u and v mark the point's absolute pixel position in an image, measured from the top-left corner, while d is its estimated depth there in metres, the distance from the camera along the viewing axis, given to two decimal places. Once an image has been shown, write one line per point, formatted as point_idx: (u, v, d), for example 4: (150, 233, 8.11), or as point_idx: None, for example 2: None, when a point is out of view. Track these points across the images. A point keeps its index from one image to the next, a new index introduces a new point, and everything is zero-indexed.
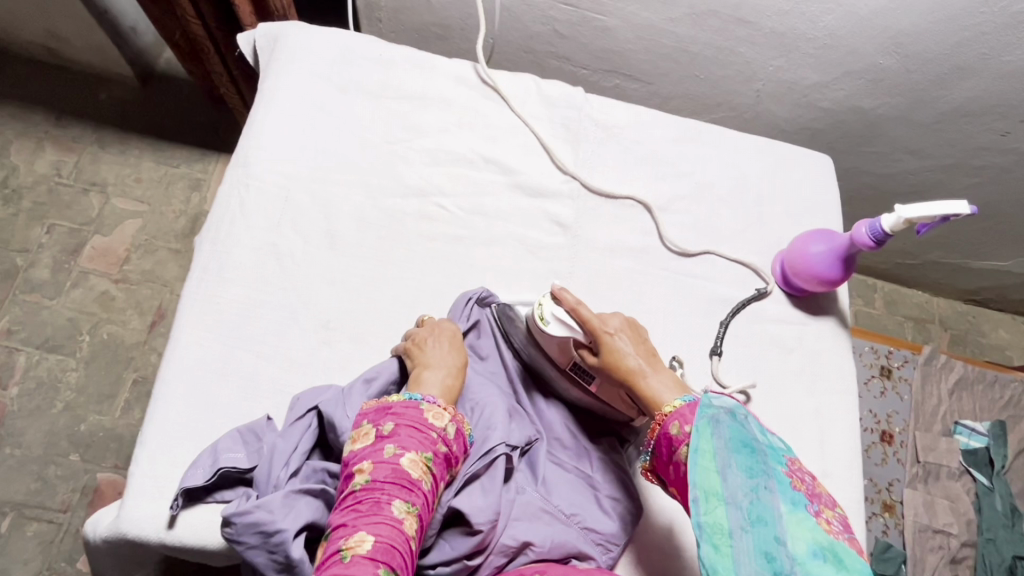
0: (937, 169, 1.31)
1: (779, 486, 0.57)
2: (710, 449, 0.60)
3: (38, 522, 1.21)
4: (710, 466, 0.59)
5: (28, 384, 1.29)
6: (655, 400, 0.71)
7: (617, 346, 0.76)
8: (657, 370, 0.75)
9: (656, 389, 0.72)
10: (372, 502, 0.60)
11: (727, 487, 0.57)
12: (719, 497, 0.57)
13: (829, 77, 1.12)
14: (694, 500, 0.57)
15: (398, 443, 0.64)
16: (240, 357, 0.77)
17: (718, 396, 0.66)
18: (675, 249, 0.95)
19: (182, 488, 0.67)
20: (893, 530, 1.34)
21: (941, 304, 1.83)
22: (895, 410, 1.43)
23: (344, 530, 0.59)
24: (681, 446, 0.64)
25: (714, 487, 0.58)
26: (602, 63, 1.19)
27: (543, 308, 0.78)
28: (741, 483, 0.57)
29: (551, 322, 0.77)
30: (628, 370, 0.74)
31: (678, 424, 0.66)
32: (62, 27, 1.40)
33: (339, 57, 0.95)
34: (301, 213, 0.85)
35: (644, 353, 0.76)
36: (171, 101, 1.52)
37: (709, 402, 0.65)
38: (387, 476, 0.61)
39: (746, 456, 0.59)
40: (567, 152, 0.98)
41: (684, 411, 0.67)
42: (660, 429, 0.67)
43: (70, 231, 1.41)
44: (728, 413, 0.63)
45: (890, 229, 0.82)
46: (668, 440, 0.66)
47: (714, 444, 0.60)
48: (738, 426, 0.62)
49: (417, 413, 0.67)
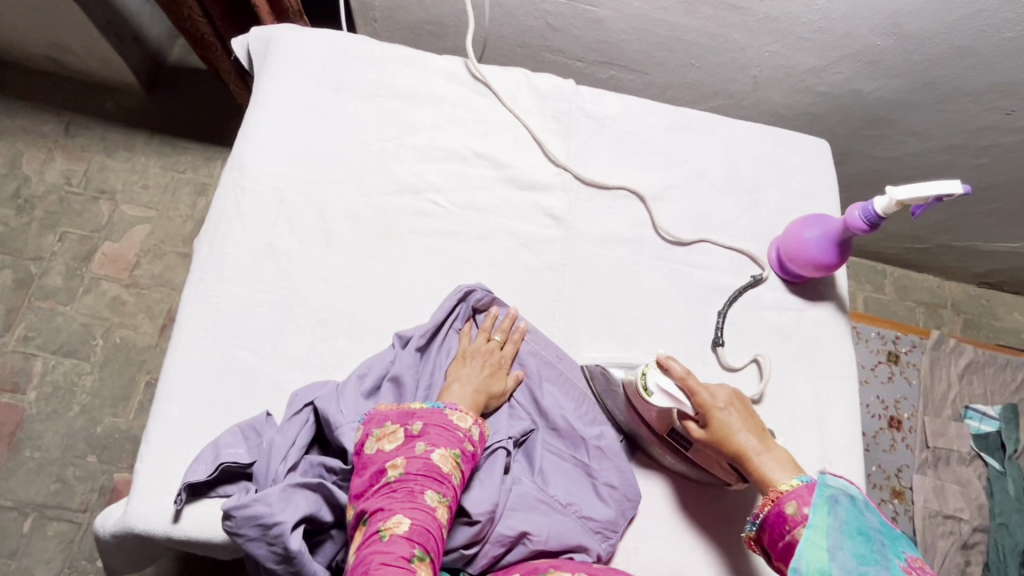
0: (940, 150, 1.29)
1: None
2: (823, 527, 0.60)
3: (59, 522, 1.24)
4: (820, 544, 0.59)
5: (46, 388, 1.32)
6: (767, 479, 0.70)
7: (728, 422, 0.73)
8: (770, 448, 0.72)
9: (769, 468, 0.71)
10: (406, 491, 0.61)
11: (834, 567, 0.57)
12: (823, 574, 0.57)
13: (826, 60, 1.11)
14: (795, 569, 0.58)
15: (429, 441, 0.65)
16: (239, 355, 0.78)
17: (836, 477, 0.66)
18: (669, 238, 0.95)
19: (184, 483, 0.69)
20: (902, 516, 1.34)
21: (951, 288, 1.80)
22: (903, 395, 1.43)
23: (382, 514, 0.60)
24: (797, 527, 0.64)
25: (821, 564, 0.58)
26: (596, 54, 1.19)
27: (646, 378, 0.78)
28: (850, 566, 0.56)
29: (655, 393, 0.77)
30: (738, 447, 0.73)
31: (795, 504, 0.65)
32: (67, 38, 1.42)
33: (331, 57, 0.96)
34: (296, 213, 0.87)
35: (756, 426, 0.74)
36: (174, 108, 1.55)
37: (826, 482, 0.65)
38: (420, 468, 0.63)
39: (860, 542, 0.58)
40: (559, 145, 0.98)
41: (802, 491, 0.66)
42: (773, 506, 0.67)
43: (81, 238, 1.44)
44: (847, 497, 0.63)
45: (882, 211, 0.81)
46: (782, 519, 0.66)
47: (829, 523, 0.61)
48: (857, 513, 0.61)
49: (443, 415, 0.68)
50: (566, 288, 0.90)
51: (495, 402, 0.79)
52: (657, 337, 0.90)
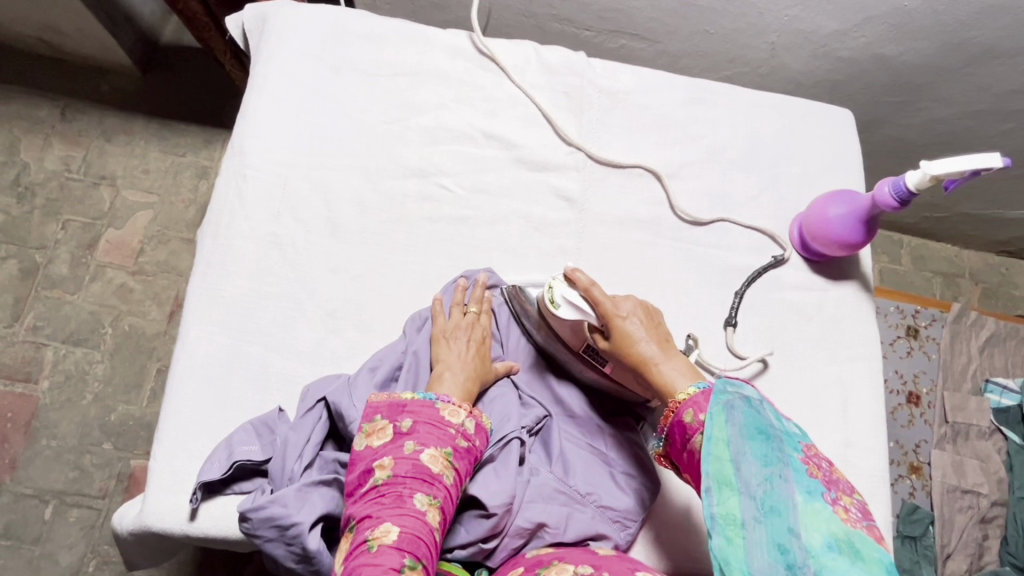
0: (966, 116, 1.23)
1: (794, 474, 0.55)
2: (723, 438, 0.58)
3: (79, 508, 1.26)
4: (723, 455, 0.56)
5: (58, 377, 1.32)
6: (666, 388, 0.67)
7: (629, 330, 0.70)
8: (671, 356, 0.69)
9: (668, 375, 0.67)
10: (395, 496, 0.60)
11: (740, 476, 0.55)
12: (733, 487, 0.54)
13: (850, 24, 1.05)
14: (707, 490, 0.55)
15: (418, 440, 0.64)
16: (248, 350, 0.76)
17: (733, 380, 0.63)
18: (686, 219, 0.91)
19: (199, 482, 0.69)
20: (920, 492, 1.33)
21: (970, 257, 1.76)
22: (922, 369, 1.40)
23: (369, 522, 0.58)
24: (695, 435, 0.61)
25: (728, 476, 0.55)
26: (607, 23, 1.13)
27: (552, 291, 0.75)
28: (755, 471, 0.55)
29: (561, 306, 0.74)
30: (639, 356, 0.69)
31: (693, 412, 0.62)
32: (56, 18, 1.37)
33: (330, 35, 0.92)
34: (301, 201, 0.84)
35: (660, 336, 0.71)
36: (171, 90, 1.51)
37: (723, 386, 0.61)
38: (408, 471, 0.61)
39: (761, 443, 0.57)
40: (571, 122, 0.94)
41: (698, 399, 0.63)
42: (674, 417, 0.64)
43: (84, 225, 1.42)
44: (744, 398, 0.60)
45: (915, 187, 0.78)
46: (682, 428, 0.63)
47: (729, 432, 0.58)
48: (753, 412, 0.59)
49: (433, 411, 0.66)
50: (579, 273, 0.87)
51: (488, 383, 0.77)
52: (674, 322, 0.87)
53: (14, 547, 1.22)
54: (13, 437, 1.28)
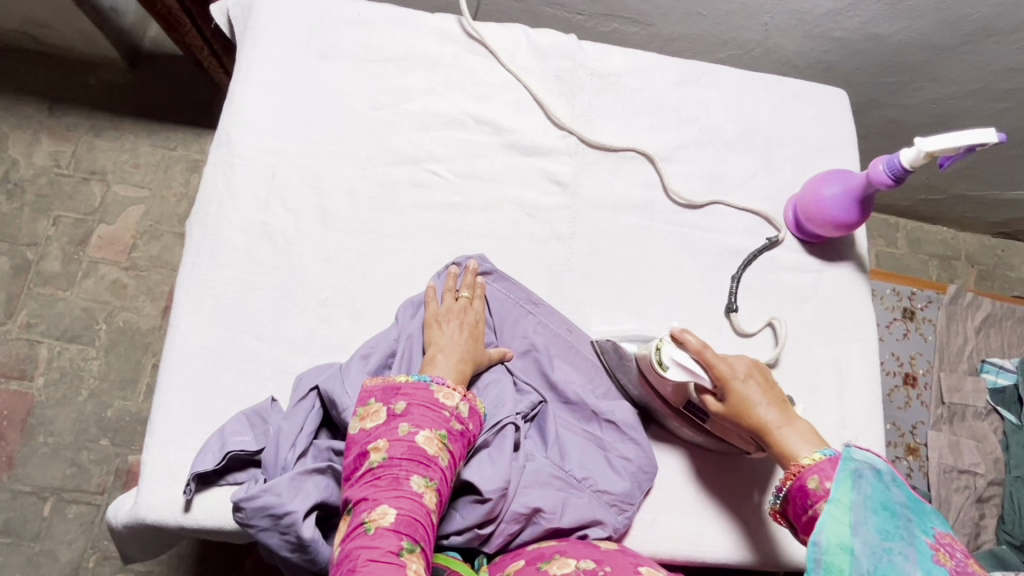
0: (962, 95, 1.22)
1: (917, 554, 0.55)
2: (846, 502, 0.60)
3: (78, 505, 1.25)
4: (842, 519, 0.59)
5: (54, 374, 1.31)
6: (789, 453, 0.69)
7: (747, 394, 0.72)
8: (791, 420, 0.71)
9: (792, 441, 0.69)
10: (390, 478, 0.59)
11: (856, 541, 0.57)
12: (846, 549, 0.57)
13: (844, 3, 1.04)
14: (815, 541, 0.58)
15: (412, 422, 0.63)
16: (240, 341, 0.76)
17: (860, 451, 0.64)
18: (681, 202, 0.91)
19: (193, 473, 0.68)
20: (917, 472, 1.33)
21: (967, 239, 1.75)
22: (919, 351, 1.40)
23: (366, 504, 0.58)
24: (819, 502, 0.63)
25: (843, 539, 0.57)
26: (598, 6, 1.12)
27: (661, 353, 0.74)
28: (873, 540, 0.56)
29: (671, 368, 0.73)
30: (760, 420, 0.71)
31: (818, 479, 0.64)
32: (39, 10, 1.35)
33: (316, 21, 0.90)
34: (290, 190, 0.83)
35: (775, 399, 0.72)
36: (159, 82, 1.49)
37: (850, 455, 0.63)
38: (403, 453, 0.61)
39: (884, 517, 0.58)
40: (562, 106, 0.93)
41: (824, 464, 0.65)
42: (795, 480, 0.66)
43: (76, 221, 1.41)
44: (873, 471, 0.62)
45: (909, 164, 0.77)
46: (804, 494, 0.64)
47: (852, 498, 0.60)
48: (883, 488, 0.60)
49: (428, 393, 0.66)
50: (574, 258, 0.87)
51: (482, 368, 0.76)
52: (669, 306, 0.86)
53: (15, 544, 1.22)
54: (9, 435, 1.27)
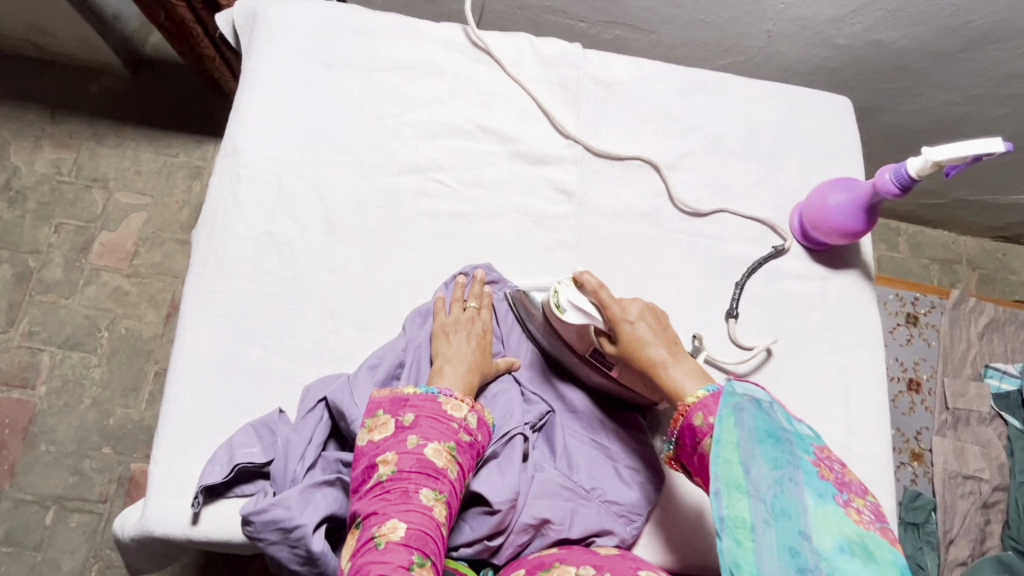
0: (963, 101, 1.22)
1: (805, 477, 0.55)
2: (733, 440, 0.57)
3: (80, 513, 1.25)
4: (733, 458, 0.56)
5: (55, 382, 1.31)
6: (676, 392, 0.66)
7: (637, 334, 0.69)
8: (680, 359, 0.68)
9: (678, 379, 0.66)
10: (400, 492, 0.59)
11: (751, 480, 0.55)
12: (743, 490, 0.55)
13: (846, 10, 1.04)
14: (716, 492, 0.55)
15: (420, 434, 0.63)
16: (247, 351, 0.76)
17: (742, 383, 0.62)
18: (687, 210, 0.91)
19: (201, 485, 0.68)
20: (921, 479, 1.33)
21: (968, 243, 1.76)
22: (922, 356, 1.40)
23: (375, 518, 0.58)
24: (705, 438, 0.60)
25: (738, 480, 0.55)
26: (601, 14, 1.12)
27: (559, 296, 0.74)
28: (766, 474, 0.55)
29: (567, 310, 0.73)
30: (648, 360, 0.68)
31: (702, 416, 0.62)
32: (41, 18, 1.35)
33: (322, 30, 0.90)
34: (295, 199, 0.83)
35: (668, 339, 0.70)
36: (161, 89, 1.49)
37: (732, 388, 0.61)
38: (412, 466, 0.61)
39: (771, 446, 0.57)
40: (567, 115, 0.93)
41: (708, 401, 0.62)
42: (683, 420, 0.63)
43: (78, 229, 1.40)
44: (752, 400, 0.60)
45: (916, 174, 0.77)
46: (692, 432, 0.62)
47: (738, 434, 0.58)
48: (763, 415, 0.59)
49: (436, 405, 0.66)
50: (579, 266, 0.87)
51: (489, 378, 0.76)
52: (675, 313, 0.86)
53: (16, 553, 1.21)
54: (10, 443, 1.27)
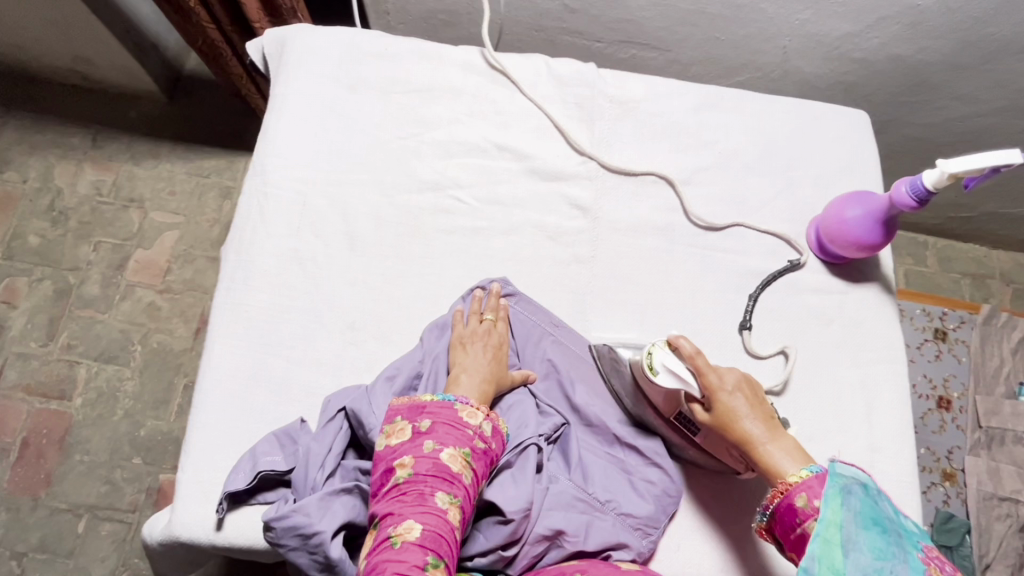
0: (988, 113, 1.21)
1: (910, 573, 0.53)
2: (836, 521, 0.58)
3: (110, 522, 1.29)
4: (833, 539, 0.57)
5: (90, 394, 1.36)
6: (774, 468, 0.66)
7: (733, 406, 0.70)
8: (778, 437, 0.68)
9: (777, 457, 0.67)
10: (416, 494, 0.60)
11: (849, 564, 0.55)
12: (838, 572, 0.55)
13: (862, 25, 1.04)
14: (807, 567, 0.56)
15: (436, 439, 0.64)
16: (272, 362, 0.78)
17: (846, 466, 0.63)
18: (701, 224, 0.91)
19: (225, 492, 0.70)
20: (954, 500, 1.29)
21: (1001, 257, 1.71)
22: (952, 373, 1.37)
23: (392, 518, 0.59)
24: (808, 521, 0.61)
25: (836, 562, 0.56)
26: (616, 34, 1.14)
27: (652, 358, 0.74)
28: (865, 561, 0.55)
29: (660, 372, 0.73)
30: (744, 434, 0.69)
31: (806, 497, 0.62)
32: (86, 48, 1.43)
33: (346, 56, 0.94)
34: (320, 217, 0.86)
35: (765, 414, 0.70)
36: (195, 113, 1.56)
37: (838, 471, 0.62)
38: (428, 469, 0.62)
39: (875, 534, 0.57)
40: (582, 133, 0.95)
41: (812, 482, 0.63)
42: (782, 497, 0.64)
43: (114, 247, 1.47)
44: (861, 486, 0.61)
45: (933, 186, 0.77)
46: (792, 511, 0.63)
47: (842, 516, 0.58)
48: (871, 503, 0.59)
49: (452, 412, 0.67)
50: (595, 281, 0.88)
51: (505, 388, 0.77)
52: (690, 327, 0.87)
53: (50, 560, 1.26)
54: (47, 453, 1.32)
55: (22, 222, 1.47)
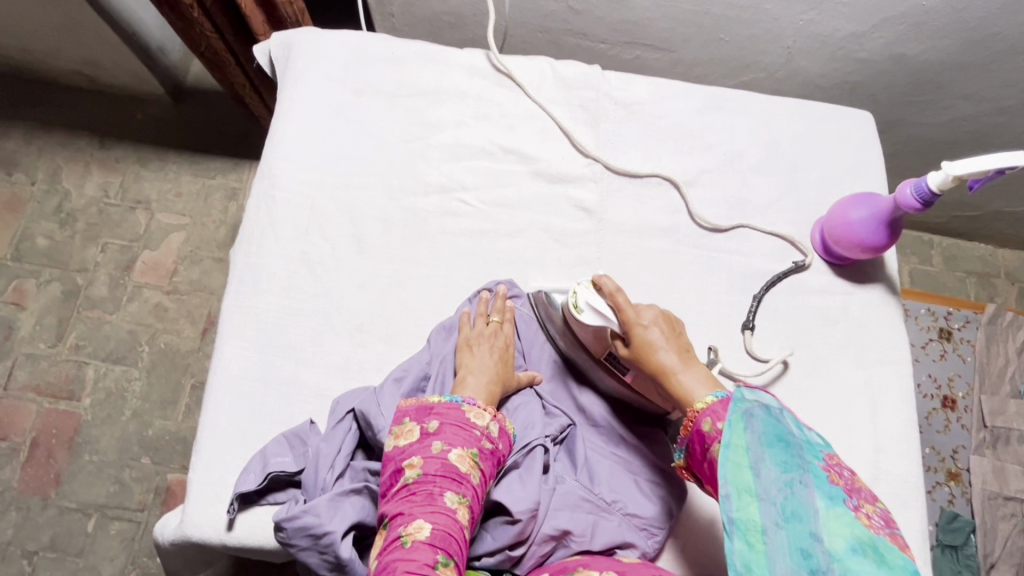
0: (993, 112, 1.21)
1: (815, 480, 0.56)
2: (742, 445, 0.59)
3: (119, 521, 1.30)
4: (742, 462, 0.58)
5: (99, 395, 1.37)
6: (686, 396, 0.68)
7: (650, 338, 0.72)
8: (690, 366, 0.70)
9: (688, 386, 0.68)
10: (426, 494, 0.61)
11: (760, 483, 0.56)
12: (753, 494, 0.56)
13: (866, 26, 1.04)
14: (725, 497, 0.56)
15: (445, 440, 0.65)
16: (281, 364, 0.79)
17: (750, 389, 0.64)
18: (706, 225, 0.92)
19: (236, 492, 0.71)
20: (959, 499, 1.29)
21: (1006, 255, 1.71)
22: (957, 372, 1.37)
23: (402, 518, 0.60)
24: (714, 444, 0.62)
25: (748, 483, 0.56)
26: (621, 35, 1.14)
27: (576, 296, 0.75)
28: (776, 478, 0.56)
29: (584, 310, 0.74)
30: (659, 365, 0.71)
31: (711, 421, 0.63)
32: (94, 51, 1.44)
33: (352, 59, 0.95)
34: (327, 219, 0.87)
35: (681, 346, 0.72)
36: (201, 115, 1.57)
37: (741, 394, 0.62)
38: (437, 469, 0.63)
39: (781, 450, 0.58)
40: (587, 135, 0.95)
41: (716, 407, 0.64)
42: (692, 426, 0.65)
43: (122, 248, 1.48)
44: (762, 406, 0.61)
45: (938, 188, 0.77)
46: (700, 438, 0.64)
47: (748, 439, 0.59)
48: (773, 420, 0.60)
49: (460, 413, 0.68)
50: None
51: (511, 389, 0.78)
52: (694, 328, 0.87)
53: (60, 559, 1.27)
54: (57, 452, 1.33)
55: (30, 224, 1.49)
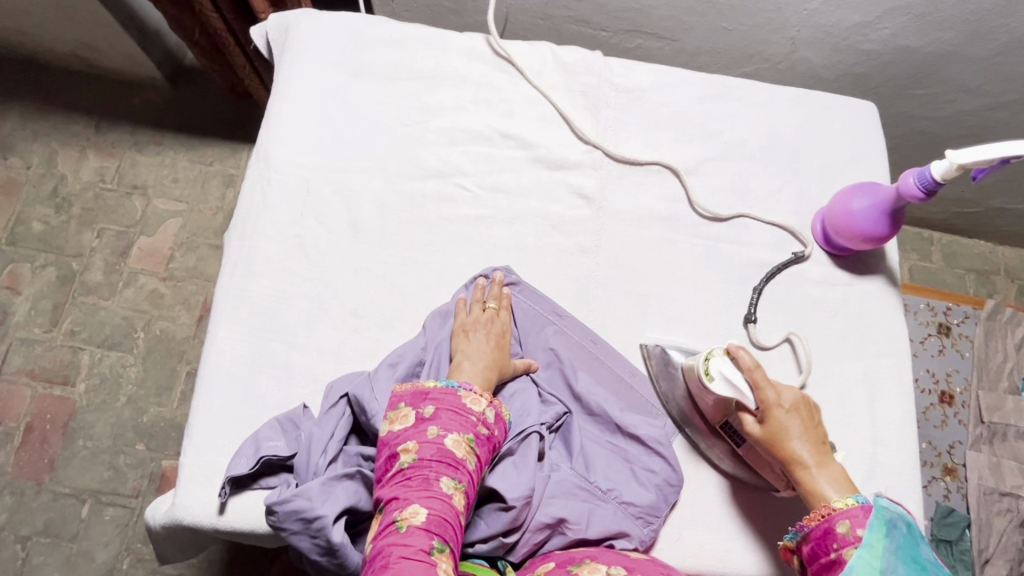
0: (996, 106, 1.20)
1: None
2: (878, 548, 0.63)
3: (114, 507, 1.30)
4: (873, 562, 0.62)
5: (94, 380, 1.37)
6: (818, 493, 0.69)
7: (787, 425, 0.72)
8: (825, 463, 0.71)
9: (822, 482, 0.69)
10: (421, 479, 0.61)
11: None
12: None
13: (871, 16, 1.03)
14: None
15: (440, 425, 0.64)
16: (275, 349, 0.78)
17: (893, 504, 0.67)
18: (705, 213, 0.91)
19: (228, 476, 0.70)
20: (955, 495, 1.29)
21: (1006, 252, 1.70)
22: (955, 368, 1.36)
23: (397, 503, 0.59)
24: (846, 546, 0.64)
25: None
26: (623, 23, 1.13)
27: (710, 364, 0.76)
28: None
29: (717, 380, 0.75)
30: (793, 454, 0.72)
31: (848, 524, 0.65)
32: (90, 34, 1.42)
33: (350, 42, 0.94)
34: (323, 203, 0.86)
35: (816, 438, 0.73)
36: (198, 99, 1.56)
37: (883, 504, 0.66)
38: (433, 455, 0.62)
39: (912, 568, 0.61)
40: (587, 121, 0.94)
41: (857, 512, 0.66)
42: (823, 520, 0.66)
43: (118, 233, 1.47)
44: (905, 524, 0.65)
45: (941, 176, 0.76)
46: (830, 534, 0.66)
47: (885, 545, 0.63)
48: (913, 542, 0.63)
49: (456, 398, 0.67)
50: (599, 271, 0.87)
51: (507, 377, 0.77)
52: (694, 318, 0.86)
53: (54, 544, 1.27)
54: (52, 437, 1.33)
55: (25, 209, 1.47)
